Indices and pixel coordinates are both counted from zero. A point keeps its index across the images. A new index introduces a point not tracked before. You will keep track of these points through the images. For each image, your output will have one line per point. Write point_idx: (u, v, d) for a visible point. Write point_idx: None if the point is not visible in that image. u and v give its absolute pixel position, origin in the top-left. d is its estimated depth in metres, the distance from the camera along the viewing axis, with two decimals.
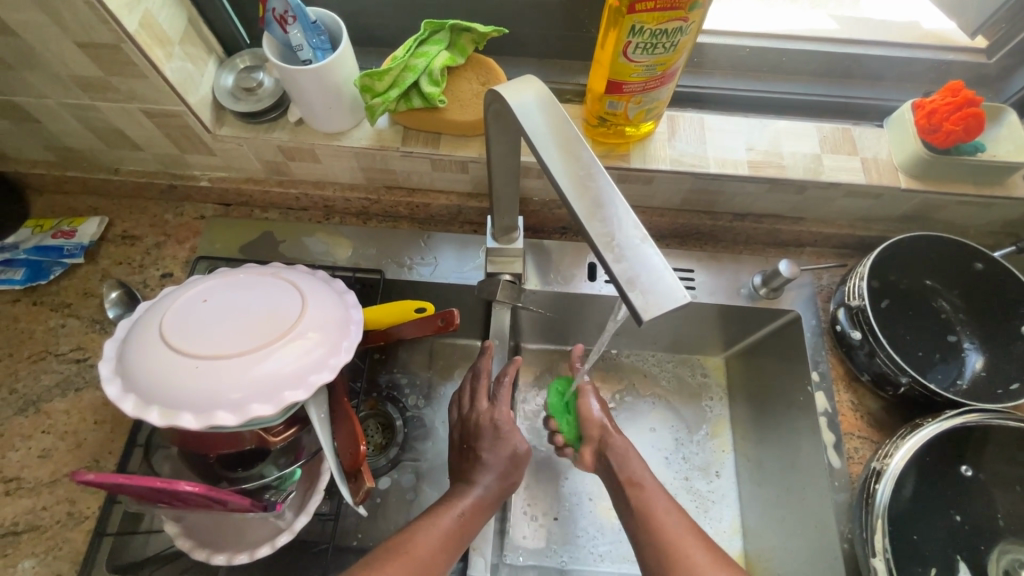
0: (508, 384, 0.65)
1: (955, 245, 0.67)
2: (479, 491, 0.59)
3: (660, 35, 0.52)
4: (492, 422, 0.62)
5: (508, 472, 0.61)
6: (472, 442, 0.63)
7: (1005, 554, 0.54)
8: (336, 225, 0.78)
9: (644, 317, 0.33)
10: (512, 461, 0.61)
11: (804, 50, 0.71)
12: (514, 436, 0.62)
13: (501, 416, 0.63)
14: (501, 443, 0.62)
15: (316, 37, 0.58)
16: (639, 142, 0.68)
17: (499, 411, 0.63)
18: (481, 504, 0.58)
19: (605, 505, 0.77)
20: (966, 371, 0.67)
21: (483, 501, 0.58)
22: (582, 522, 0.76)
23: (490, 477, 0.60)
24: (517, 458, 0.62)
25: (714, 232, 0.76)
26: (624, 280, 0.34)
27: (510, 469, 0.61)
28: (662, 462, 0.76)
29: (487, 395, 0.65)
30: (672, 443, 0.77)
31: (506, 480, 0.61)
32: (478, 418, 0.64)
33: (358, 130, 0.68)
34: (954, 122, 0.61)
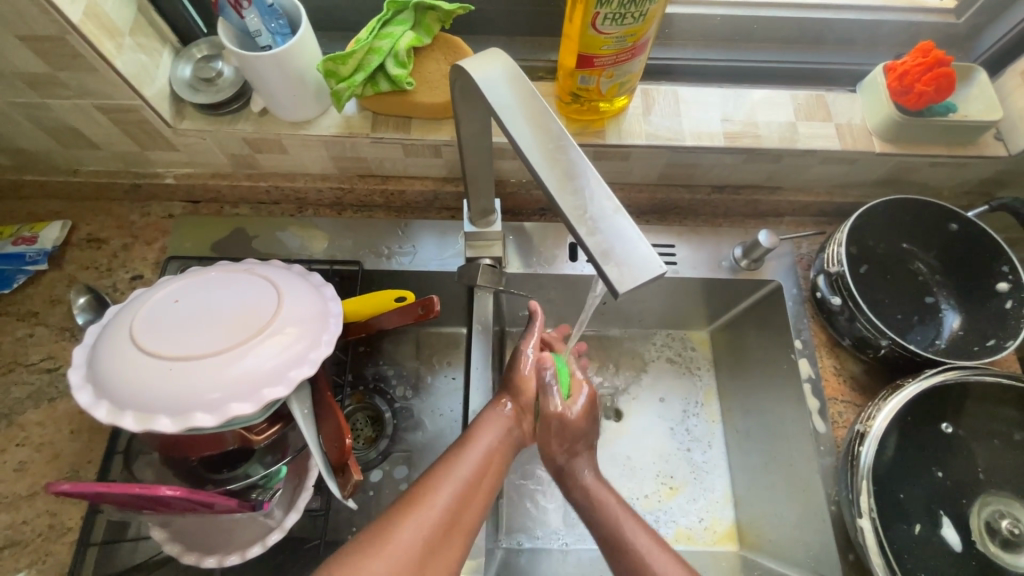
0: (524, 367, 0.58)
1: (928, 207, 0.67)
2: (487, 455, 0.51)
3: (628, 5, 0.51)
4: (506, 380, 0.58)
5: (523, 406, 0.56)
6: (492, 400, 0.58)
7: (986, 506, 0.55)
8: (311, 218, 0.76)
9: (621, 290, 0.32)
10: (526, 392, 0.57)
11: (775, 17, 0.70)
12: (514, 392, 0.57)
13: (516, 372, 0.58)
14: (496, 409, 0.55)
15: (274, 21, 0.56)
16: (614, 117, 0.67)
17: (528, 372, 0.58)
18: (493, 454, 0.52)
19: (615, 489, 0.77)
20: (944, 331, 0.68)
21: (493, 457, 0.52)
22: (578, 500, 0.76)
23: (489, 443, 0.52)
24: (517, 413, 0.56)
25: (693, 205, 0.75)
26: (599, 254, 0.33)
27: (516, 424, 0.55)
28: (667, 434, 0.77)
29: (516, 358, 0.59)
30: (680, 414, 0.78)
31: (520, 417, 0.56)
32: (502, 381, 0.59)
33: (325, 118, 0.66)
34: (926, 82, 0.61)
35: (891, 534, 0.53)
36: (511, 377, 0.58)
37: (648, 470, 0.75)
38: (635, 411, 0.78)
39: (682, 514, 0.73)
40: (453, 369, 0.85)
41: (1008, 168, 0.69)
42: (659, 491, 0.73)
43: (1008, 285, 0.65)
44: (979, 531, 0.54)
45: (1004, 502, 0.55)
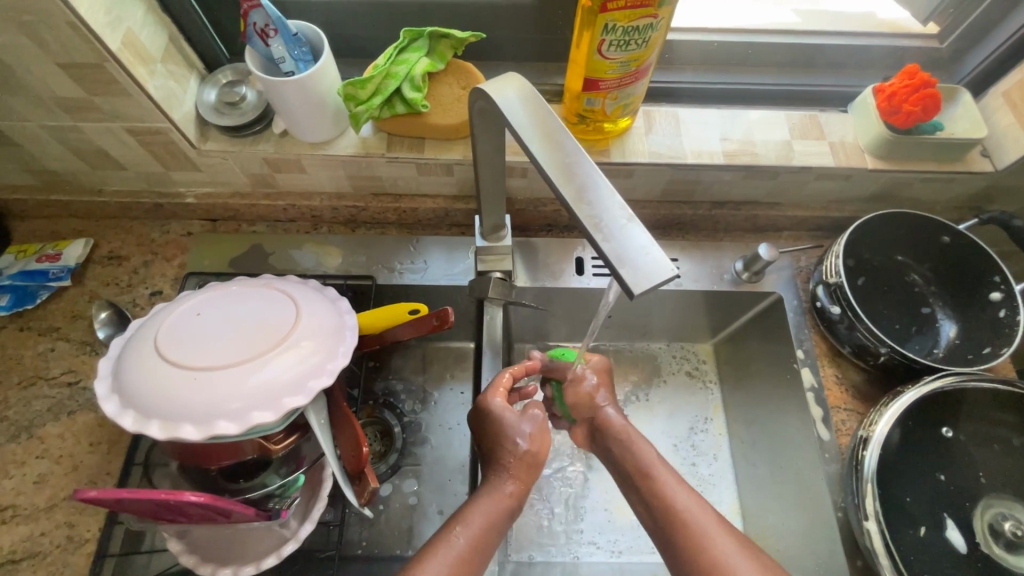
0: (501, 403, 0.61)
1: (920, 220, 0.70)
2: (483, 527, 0.54)
3: (632, 32, 0.54)
4: (502, 458, 0.59)
5: (523, 482, 0.58)
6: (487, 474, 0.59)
7: (989, 508, 0.56)
8: (325, 234, 0.79)
9: (635, 292, 0.34)
10: (525, 465, 0.59)
11: (769, 43, 0.74)
12: (512, 468, 0.58)
13: (513, 447, 0.59)
14: (492, 488, 0.57)
15: (297, 49, 0.59)
16: (618, 137, 0.70)
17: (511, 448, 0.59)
18: (487, 532, 0.54)
19: (619, 506, 0.78)
20: (942, 340, 0.70)
21: (484, 538, 0.53)
22: (587, 525, 0.76)
23: (485, 513, 0.55)
24: (515, 494, 0.57)
25: (695, 221, 0.78)
26: (614, 259, 0.36)
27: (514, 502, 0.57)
28: (671, 449, 0.78)
29: (509, 433, 0.60)
30: (686, 431, 0.79)
31: (516, 502, 0.57)
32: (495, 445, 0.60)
33: (343, 139, 0.69)
34: (912, 103, 0.64)
35: (897, 537, 0.54)
36: (508, 451, 0.59)
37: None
38: (644, 422, 0.79)
39: None
40: (461, 385, 0.87)
41: (996, 183, 0.71)
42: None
43: (1001, 294, 0.67)
44: (983, 534, 0.55)
45: (1007, 505, 0.56)
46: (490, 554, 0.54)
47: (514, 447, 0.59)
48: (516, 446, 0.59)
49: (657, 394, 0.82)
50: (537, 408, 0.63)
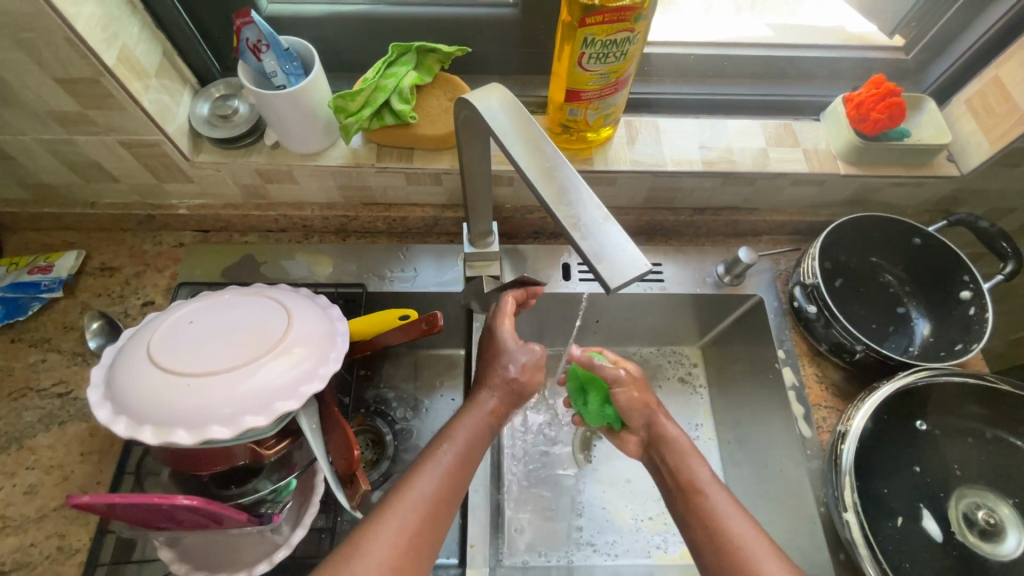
0: (508, 327, 0.63)
1: (893, 223, 0.73)
2: (462, 455, 0.55)
3: (610, 46, 0.57)
4: (491, 378, 0.61)
5: (506, 404, 0.60)
6: (471, 393, 0.61)
7: (964, 498, 0.58)
8: (316, 244, 0.80)
9: (611, 286, 0.36)
10: (512, 389, 0.60)
11: (743, 56, 0.78)
12: (500, 390, 0.60)
13: (504, 370, 0.60)
14: (476, 405, 0.59)
15: (289, 64, 0.61)
16: (601, 146, 0.72)
17: (501, 377, 0.61)
18: (472, 445, 0.56)
19: (618, 508, 0.79)
20: (916, 338, 0.72)
21: (464, 467, 0.55)
22: (586, 525, 0.77)
23: (467, 437, 0.56)
24: (496, 412, 0.59)
25: (678, 227, 0.81)
26: (591, 255, 0.37)
27: (493, 425, 0.59)
28: None
29: (501, 358, 0.61)
30: None
31: (496, 421, 0.59)
32: (484, 371, 0.62)
33: (334, 150, 0.71)
34: (880, 111, 0.67)
35: (876, 528, 0.56)
36: (499, 372, 0.61)
37: (652, 493, 0.80)
38: None
39: None
40: (452, 391, 0.88)
41: (962, 187, 0.75)
42: (664, 513, 0.78)
43: (970, 293, 0.70)
44: (958, 524, 0.57)
45: (981, 495, 0.58)
46: (477, 468, 0.56)
47: (505, 370, 0.61)
48: (507, 370, 0.61)
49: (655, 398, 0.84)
50: (536, 343, 0.62)
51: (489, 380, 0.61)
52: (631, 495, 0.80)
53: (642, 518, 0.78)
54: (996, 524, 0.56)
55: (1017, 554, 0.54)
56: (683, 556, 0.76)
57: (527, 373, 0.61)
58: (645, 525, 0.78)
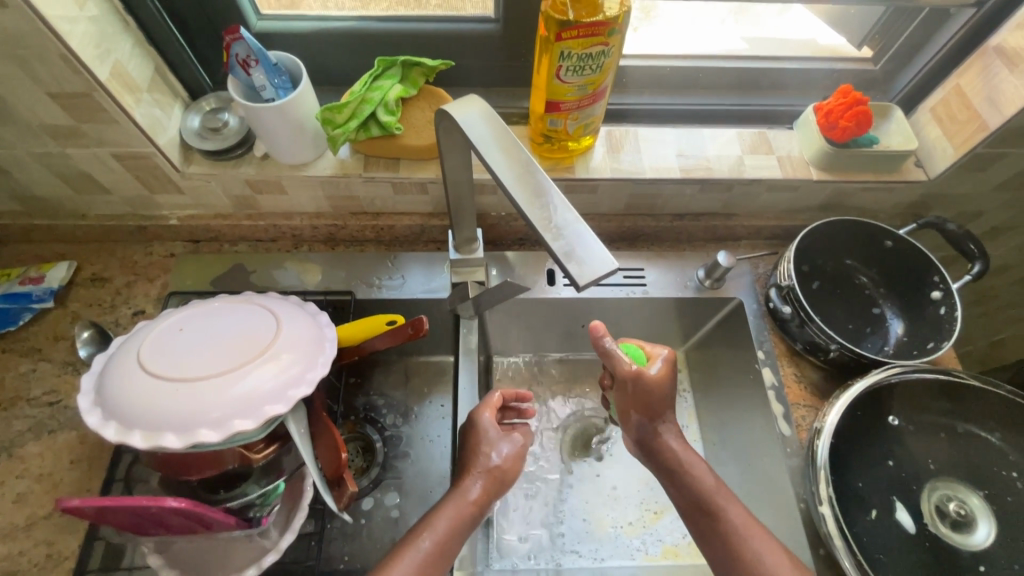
0: (490, 418, 0.67)
1: (867, 225, 0.75)
2: (441, 541, 0.58)
3: (586, 59, 0.59)
4: (474, 466, 0.64)
5: (488, 492, 0.63)
6: (456, 480, 0.64)
7: (936, 491, 0.60)
8: (305, 253, 0.82)
9: (581, 283, 0.38)
10: (494, 478, 0.64)
11: (717, 67, 0.81)
12: (483, 479, 0.63)
13: (487, 459, 0.64)
14: (458, 492, 0.62)
15: (278, 78, 0.64)
16: (582, 154, 0.75)
17: (485, 464, 0.64)
18: (451, 537, 0.58)
19: (599, 519, 0.79)
20: (891, 338, 0.75)
21: (440, 553, 0.57)
22: (567, 531, 0.78)
23: (446, 523, 0.59)
24: (479, 501, 0.62)
25: (659, 232, 0.83)
26: (562, 255, 0.39)
27: (475, 511, 0.62)
28: None
29: (485, 447, 0.65)
30: None
31: (478, 510, 0.62)
32: (470, 459, 0.65)
33: (322, 160, 0.73)
34: (847, 119, 0.70)
35: (851, 521, 0.57)
36: (482, 461, 0.64)
37: (633, 498, 0.81)
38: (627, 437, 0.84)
39: (669, 532, 0.78)
40: (442, 397, 0.89)
41: (931, 192, 0.77)
42: (643, 518, 0.79)
43: (941, 293, 0.72)
44: (930, 515, 0.58)
45: (952, 487, 0.60)
46: (453, 558, 0.59)
47: (488, 459, 0.64)
48: (489, 459, 0.64)
49: None
50: (518, 434, 0.68)
51: (472, 469, 0.64)
52: (613, 503, 0.80)
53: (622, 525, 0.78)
54: (966, 515, 0.58)
55: (988, 543, 0.56)
56: (664, 556, 0.76)
57: (508, 458, 0.65)
58: (625, 530, 0.78)
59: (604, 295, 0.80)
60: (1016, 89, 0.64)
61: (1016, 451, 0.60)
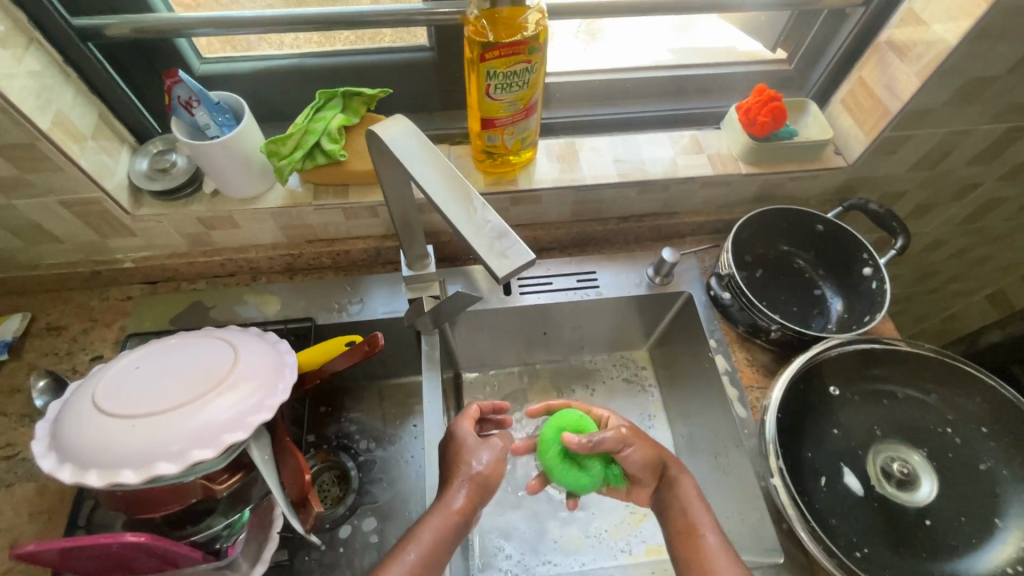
0: (468, 428, 0.68)
1: (800, 213, 0.80)
2: (427, 551, 0.58)
3: (511, 76, 0.63)
4: (457, 474, 0.63)
5: (473, 500, 0.62)
6: (439, 491, 0.64)
7: (880, 453, 0.63)
8: (264, 284, 0.83)
9: (499, 275, 0.40)
10: (477, 485, 0.63)
11: (644, 77, 0.86)
12: (467, 487, 0.62)
13: (468, 467, 0.63)
14: (441, 503, 0.61)
15: (221, 116, 0.66)
16: (524, 167, 0.78)
17: (466, 474, 0.63)
18: (438, 545, 0.58)
19: (571, 536, 0.79)
20: (832, 316, 0.79)
21: (428, 564, 0.57)
22: (533, 545, 0.78)
23: (429, 535, 0.58)
24: (464, 509, 0.61)
25: (607, 235, 0.86)
26: (481, 251, 0.42)
27: (461, 520, 0.61)
28: None
29: (466, 456, 0.65)
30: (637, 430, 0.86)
31: (464, 520, 0.61)
32: (452, 468, 0.64)
33: (272, 193, 0.75)
34: (764, 115, 0.75)
35: (803, 492, 0.60)
36: (463, 470, 0.64)
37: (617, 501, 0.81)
38: None
39: (652, 532, 0.79)
40: (413, 417, 0.90)
41: (853, 177, 0.83)
42: (628, 520, 0.80)
43: (870, 269, 0.76)
44: (876, 478, 0.62)
45: (894, 448, 0.63)
46: (442, 567, 0.59)
47: (469, 467, 0.63)
48: (471, 467, 0.64)
49: (602, 393, 0.89)
50: (498, 438, 0.67)
51: (453, 477, 0.64)
52: (596, 510, 0.81)
53: (599, 528, 0.79)
54: (909, 474, 0.61)
55: (933, 498, 0.60)
56: (648, 555, 0.77)
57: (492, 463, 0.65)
58: (611, 534, 0.79)
59: (560, 300, 0.82)
60: (909, 76, 0.70)
61: (951, 410, 0.64)
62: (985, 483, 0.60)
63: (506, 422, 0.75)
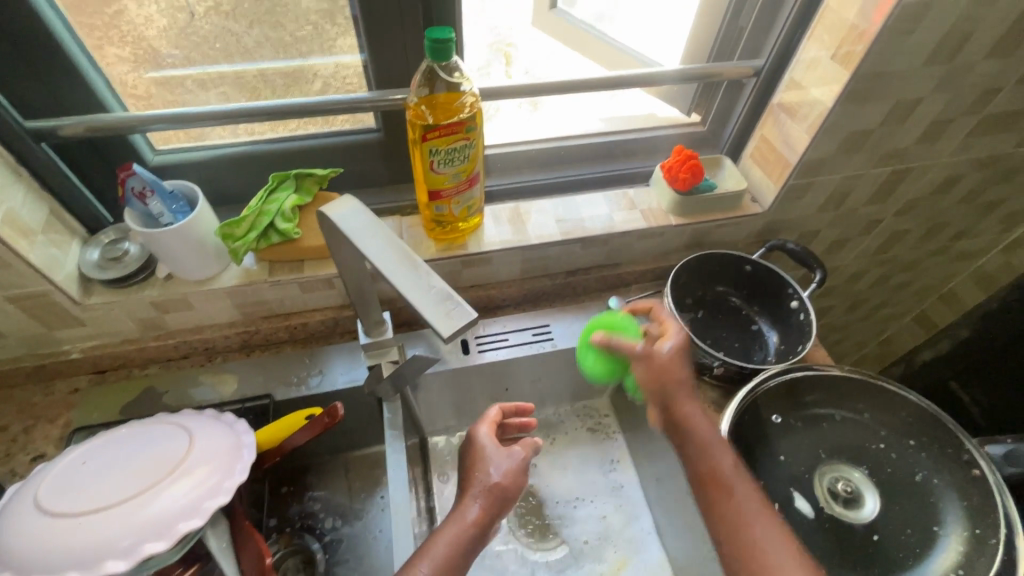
0: (487, 434, 0.67)
1: (727, 256, 0.88)
2: (440, 561, 0.57)
3: (452, 152, 0.69)
4: (473, 484, 0.63)
5: (489, 511, 0.61)
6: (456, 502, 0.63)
7: (825, 475, 0.67)
8: (221, 364, 0.82)
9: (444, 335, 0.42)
10: (493, 495, 0.62)
11: (578, 144, 0.94)
12: (482, 497, 0.61)
13: (485, 475, 0.63)
14: (457, 513, 0.60)
15: (174, 203, 0.69)
16: (473, 233, 0.83)
17: (484, 483, 0.62)
18: (452, 558, 0.57)
19: None
20: (770, 348, 0.85)
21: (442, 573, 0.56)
22: None
23: (445, 544, 0.58)
24: (479, 521, 0.60)
25: (557, 290, 0.91)
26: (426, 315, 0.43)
27: (478, 530, 0.60)
28: (596, 509, 0.85)
29: (485, 463, 0.64)
30: (602, 478, 0.88)
31: (482, 528, 0.60)
32: (468, 478, 0.64)
33: (226, 273, 0.76)
34: (685, 172, 0.83)
35: None
36: (481, 479, 0.63)
37: (592, 555, 0.81)
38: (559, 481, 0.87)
39: None
40: (380, 488, 0.88)
41: (771, 221, 0.92)
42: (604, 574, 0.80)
43: (797, 303, 0.83)
44: (824, 501, 0.66)
45: (836, 468, 0.68)
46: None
47: (485, 476, 0.63)
48: (488, 476, 0.63)
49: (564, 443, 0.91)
50: (517, 448, 0.66)
51: (470, 486, 0.63)
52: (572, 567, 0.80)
53: None
54: (852, 492, 0.66)
55: (876, 515, 0.64)
56: None
57: (505, 477, 0.63)
58: None
59: (518, 355, 0.85)
60: (800, 132, 0.80)
61: (883, 427, 0.69)
62: (919, 494, 0.65)
63: (530, 425, 0.74)
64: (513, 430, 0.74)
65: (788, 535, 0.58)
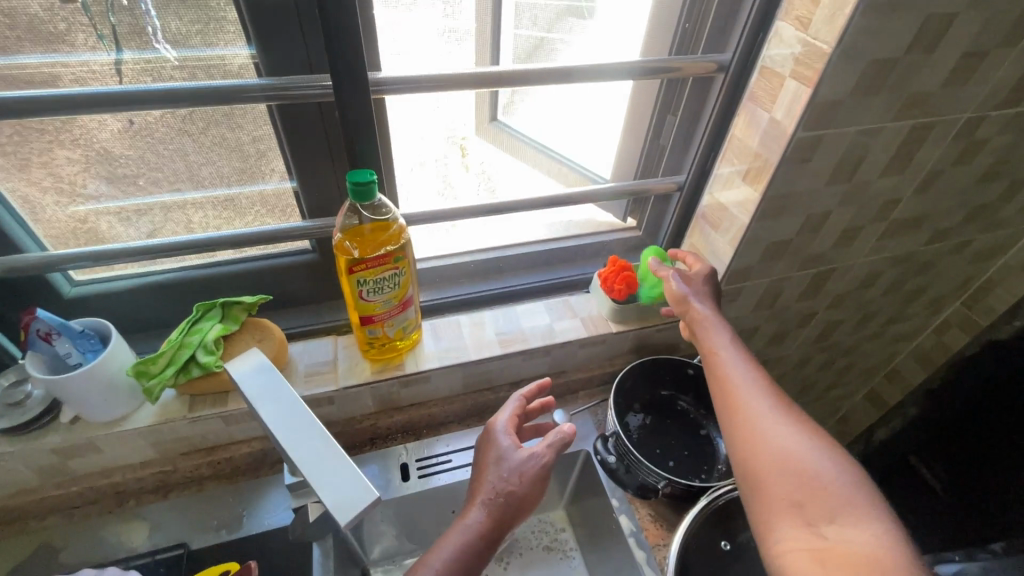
0: (503, 431, 0.65)
1: (670, 362, 0.87)
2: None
3: (381, 281, 0.68)
4: (480, 489, 0.60)
5: (496, 515, 0.58)
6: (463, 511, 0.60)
7: None
8: (134, 509, 0.75)
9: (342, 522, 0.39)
10: (500, 498, 0.58)
11: (519, 252, 0.95)
12: (488, 505, 0.58)
13: (493, 475, 0.60)
14: (461, 523, 0.58)
15: (86, 342, 0.65)
16: (410, 350, 0.82)
17: (496, 480, 0.60)
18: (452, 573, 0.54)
19: None
20: (719, 456, 0.83)
21: None
22: None
23: (446, 556, 0.55)
24: (486, 528, 0.57)
25: (501, 402, 0.89)
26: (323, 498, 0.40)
27: (485, 539, 0.57)
28: None
29: (495, 459, 0.62)
30: None
31: (488, 530, 0.57)
32: (477, 485, 0.61)
33: (141, 412, 0.71)
34: (620, 282, 0.85)
35: None
36: (489, 483, 0.60)
37: None
38: None
39: None
40: None
41: None
42: None
43: None
44: None
45: None
46: None
47: (493, 475, 0.60)
48: (496, 474, 0.60)
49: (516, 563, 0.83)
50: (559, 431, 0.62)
51: (476, 492, 0.60)
52: None
53: None
54: None
55: None
56: None
57: (529, 486, 0.59)
58: None
59: (461, 476, 0.81)
60: (723, 243, 0.84)
61: None
62: None
63: (551, 404, 0.72)
64: (536, 414, 0.71)
65: (778, 391, 0.59)
